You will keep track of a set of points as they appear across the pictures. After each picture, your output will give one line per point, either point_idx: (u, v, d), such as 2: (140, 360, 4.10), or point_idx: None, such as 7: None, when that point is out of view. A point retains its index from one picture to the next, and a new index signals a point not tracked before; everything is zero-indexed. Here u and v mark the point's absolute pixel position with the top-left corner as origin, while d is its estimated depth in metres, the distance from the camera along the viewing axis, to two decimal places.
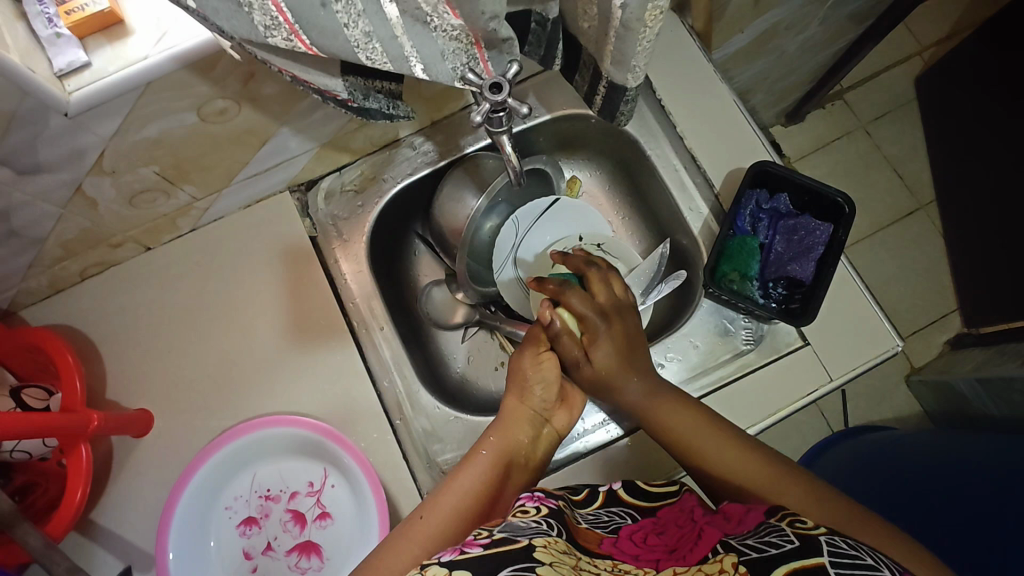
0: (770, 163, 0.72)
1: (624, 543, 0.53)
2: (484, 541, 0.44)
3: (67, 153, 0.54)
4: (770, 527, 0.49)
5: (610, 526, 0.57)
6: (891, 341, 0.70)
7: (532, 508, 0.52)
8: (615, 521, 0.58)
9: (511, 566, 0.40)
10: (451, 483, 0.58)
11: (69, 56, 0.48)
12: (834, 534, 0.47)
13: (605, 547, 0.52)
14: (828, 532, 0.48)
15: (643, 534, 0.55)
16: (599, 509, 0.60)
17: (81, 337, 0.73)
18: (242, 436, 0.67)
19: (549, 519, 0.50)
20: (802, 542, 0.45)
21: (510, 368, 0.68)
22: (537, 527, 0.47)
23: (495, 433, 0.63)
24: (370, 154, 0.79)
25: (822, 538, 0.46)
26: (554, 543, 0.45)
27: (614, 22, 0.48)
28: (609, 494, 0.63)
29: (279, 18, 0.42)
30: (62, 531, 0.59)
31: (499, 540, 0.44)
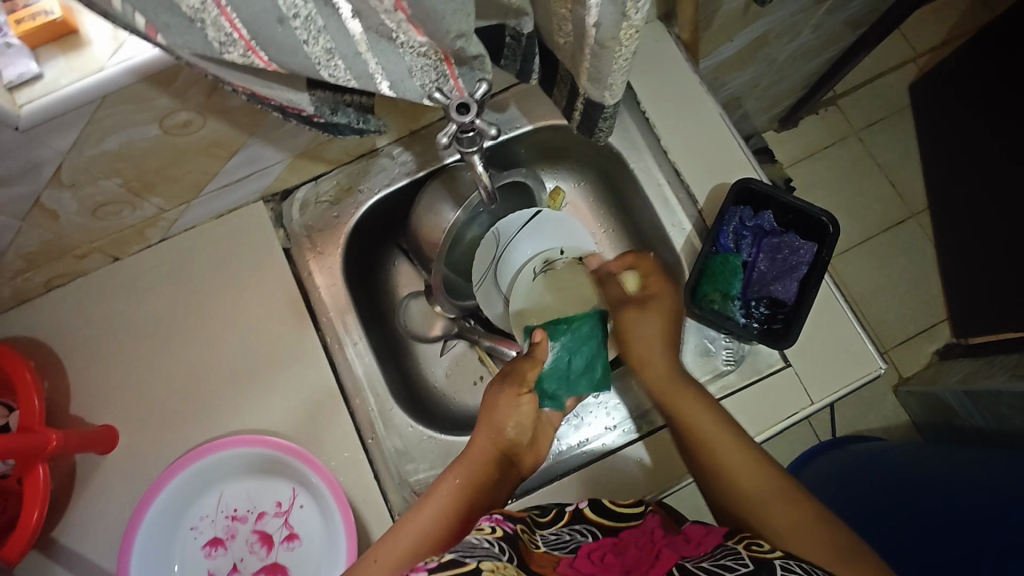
0: (754, 180, 0.70)
1: (582, 563, 0.51)
2: (433, 564, 0.41)
3: (21, 167, 0.52)
4: (727, 551, 0.49)
5: (570, 545, 0.54)
6: (874, 362, 0.68)
7: (487, 527, 0.50)
8: (575, 539, 0.55)
9: None
10: (414, 516, 0.58)
11: (20, 68, 0.46)
12: (791, 558, 0.48)
13: (562, 570, 0.49)
14: (783, 556, 0.48)
15: (604, 552, 0.53)
16: (562, 528, 0.58)
17: (46, 350, 0.71)
18: (209, 455, 0.66)
19: (501, 543, 0.48)
20: (755, 565, 0.46)
21: (486, 405, 0.68)
22: (487, 552, 0.45)
23: (458, 473, 0.62)
24: (346, 164, 0.77)
25: (776, 562, 0.47)
26: (502, 567, 0.43)
27: (588, 40, 0.46)
28: (574, 514, 0.60)
29: (234, 35, 0.40)
30: (19, 554, 0.57)
31: (448, 563, 0.41)
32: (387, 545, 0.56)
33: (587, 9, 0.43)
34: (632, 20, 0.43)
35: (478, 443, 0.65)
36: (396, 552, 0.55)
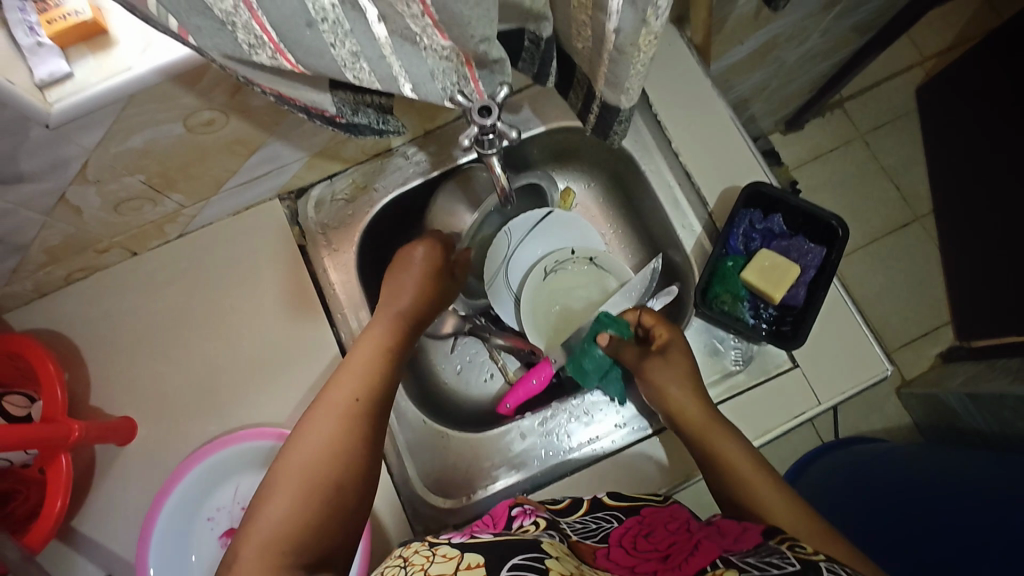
0: (766, 184, 0.71)
1: (617, 554, 0.52)
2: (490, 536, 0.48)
3: (49, 162, 0.53)
4: (771, 551, 0.47)
5: (599, 533, 0.56)
6: (881, 365, 0.69)
7: (529, 525, 0.53)
8: (602, 527, 0.57)
9: (515, 558, 0.42)
10: (324, 397, 0.57)
11: (51, 66, 0.47)
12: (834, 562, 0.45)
13: (601, 562, 0.50)
14: (828, 559, 0.45)
15: (633, 539, 0.54)
16: (584, 517, 0.59)
17: (65, 343, 0.72)
18: (227, 447, 0.67)
19: (549, 531, 0.51)
20: (802, 564, 0.43)
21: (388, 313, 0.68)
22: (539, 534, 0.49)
23: (365, 342, 0.64)
24: (361, 163, 0.78)
25: (822, 564, 0.44)
26: (556, 543, 0.47)
27: (607, 45, 0.48)
28: (593, 502, 0.62)
29: (264, 37, 0.41)
30: (41, 542, 0.59)
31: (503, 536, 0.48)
32: (292, 444, 0.53)
33: (608, 15, 0.44)
34: (652, 27, 0.44)
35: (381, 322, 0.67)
36: (304, 443, 0.52)
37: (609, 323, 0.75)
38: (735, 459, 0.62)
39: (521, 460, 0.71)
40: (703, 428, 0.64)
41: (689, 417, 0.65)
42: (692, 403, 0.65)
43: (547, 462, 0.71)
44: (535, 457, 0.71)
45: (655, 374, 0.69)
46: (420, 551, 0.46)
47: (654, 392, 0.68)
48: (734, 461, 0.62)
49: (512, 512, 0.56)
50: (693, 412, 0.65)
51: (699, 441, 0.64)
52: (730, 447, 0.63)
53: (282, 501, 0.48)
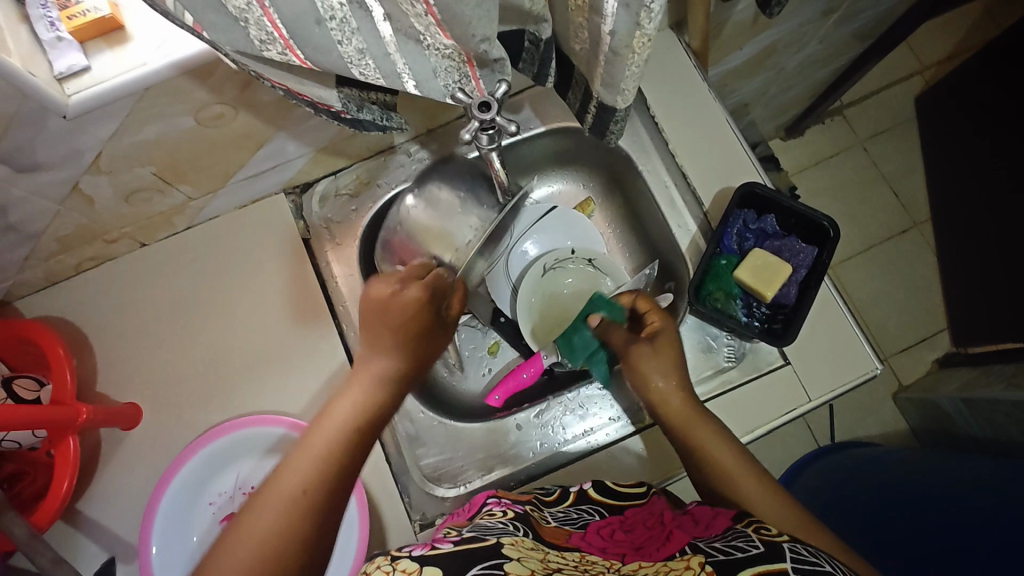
0: (758, 184, 0.73)
1: (592, 538, 0.54)
2: (454, 538, 0.48)
3: (65, 152, 0.55)
4: (737, 534, 0.49)
5: (579, 522, 0.58)
6: (870, 364, 0.71)
7: (499, 511, 0.55)
8: (584, 518, 0.59)
9: (478, 566, 0.43)
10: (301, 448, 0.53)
11: (69, 60, 0.50)
12: (798, 541, 0.48)
13: (573, 542, 0.53)
14: (790, 539, 0.48)
15: (613, 530, 0.55)
16: (569, 508, 0.61)
17: (74, 330, 0.74)
18: (229, 433, 0.69)
19: (515, 522, 0.53)
20: (766, 547, 0.46)
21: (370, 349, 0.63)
22: (505, 528, 0.50)
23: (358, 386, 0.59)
24: (366, 160, 0.80)
25: (785, 545, 0.47)
26: (520, 540, 0.48)
27: (603, 47, 0.49)
28: (580, 495, 0.63)
29: (275, 34, 0.43)
30: (47, 521, 0.60)
31: (467, 539, 0.48)
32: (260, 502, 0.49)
33: (603, 18, 0.46)
34: (646, 30, 0.45)
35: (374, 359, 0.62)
36: (272, 504, 0.48)
37: (603, 306, 0.74)
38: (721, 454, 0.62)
39: (517, 452, 0.73)
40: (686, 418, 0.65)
41: (673, 412, 0.66)
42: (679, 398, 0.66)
43: (543, 454, 0.72)
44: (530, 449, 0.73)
45: (645, 368, 0.68)
46: (381, 565, 0.46)
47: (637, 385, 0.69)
48: (707, 448, 0.63)
49: (489, 502, 0.59)
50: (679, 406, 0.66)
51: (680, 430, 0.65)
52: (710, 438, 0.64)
53: (243, 563, 0.45)
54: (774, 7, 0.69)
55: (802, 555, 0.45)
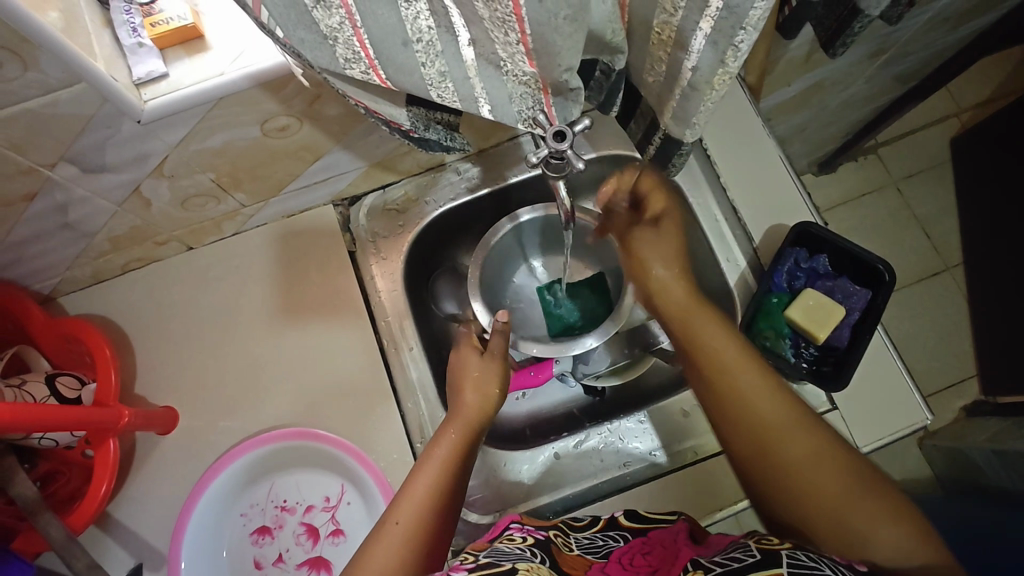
0: (814, 224, 0.71)
1: (612, 568, 0.50)
2: (470, 566, 0.44)
3: (133, 156, 0.55)
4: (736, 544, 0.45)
5: (601, 552, 0.54)
6: (921, 414, 0.69)
7: (519, 536, 0.52)
8: (607, 546, 0.55)
9: None
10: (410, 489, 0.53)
11: (148, 66, 0.50)
12: (802, 549, 0.42)
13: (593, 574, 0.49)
14: (792, 546, 0.43)
15: (631, 555, 0.52)
16: (595, 534, 0.58)
17: (117, 330, 0.74)
18: (264, 444, 0.69)
19: (533, 548, 0.50)
20: (762, 556, 0.41)
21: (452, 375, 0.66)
22: (520, 554, 0.47)
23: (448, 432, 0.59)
24: (415, 175, 0.80)
25: (783, 552, 0.41)
26: (536, 568, 0.45)
27: (680, 82, 0.49)
28: (609, 521, 0.60)
29: (361, 53, 0.43)
30: (82, 524, 0.60)
31: (483, 565, 0.44)
32: (379, 538, 0.49)
33: (687, 53, 0.46)
34: (729, 67, 0.45)
35: (465, 399, 0.63)
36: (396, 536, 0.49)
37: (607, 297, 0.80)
38: (760, 397, 0.52)
39: (554, 481, 0.72)
40: (716, 353, 0.55)
41: (715, 356, 0.55)
42: (737, 353, 0.55)
43: (579, 486, 0.71)
44: (568, 479, 0.72)
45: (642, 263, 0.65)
46: None
47: (677, 327, 0.61)
48: (741, 394, 0.52)
49: (510, 527, 0.55)
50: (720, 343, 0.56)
51: (716, 372, 0.55)
52: (724, 354, 0.55)
53: None
54: (838, 49, 0.68)
55: (799, 561, 0.40)
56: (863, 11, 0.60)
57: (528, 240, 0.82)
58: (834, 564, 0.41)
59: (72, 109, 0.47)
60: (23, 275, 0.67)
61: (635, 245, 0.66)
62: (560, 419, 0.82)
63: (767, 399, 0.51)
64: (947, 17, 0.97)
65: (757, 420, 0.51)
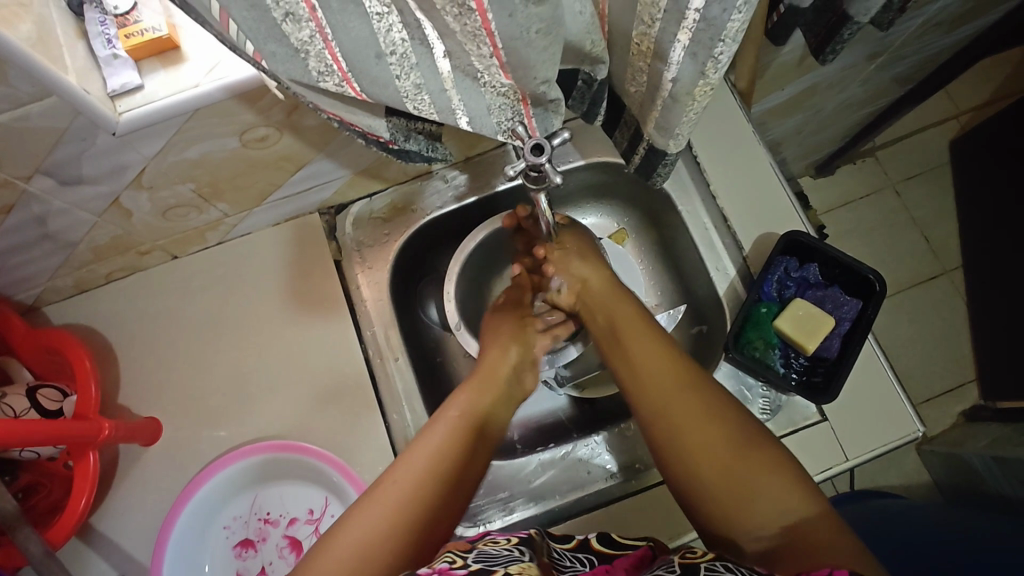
0: (803, 233, 0.70)
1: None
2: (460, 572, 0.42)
3: (109, 168, 0.55)
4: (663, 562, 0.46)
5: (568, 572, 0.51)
6: (912, 425, 0.68)
7: (503, 540, 0.51)
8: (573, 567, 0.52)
9: None
10: (402, 461, 0.55)
11: (123, 77, 0.49)
12: (720, 560, 0.44)
13: None
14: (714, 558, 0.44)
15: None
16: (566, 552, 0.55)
17: (101, 340, 0.73)
18: (246, 457, 0.68)
19: (520, 549, 0.49)
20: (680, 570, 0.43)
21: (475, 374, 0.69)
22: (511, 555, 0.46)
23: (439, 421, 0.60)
24: (402, 183, 0.79)
25: (704, 564, 0.43)
26: (527, 568, 0.44)
27: (662, 92, 0.48)
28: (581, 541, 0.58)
29: (334, 66, 0.42)
30: (62, 539, 0.60)
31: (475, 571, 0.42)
32: (369, 502, 0.52)
33: (667, 65, 0.45)
34: (710, 78, 0.45)
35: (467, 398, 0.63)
36: (390, 497, 0.52)
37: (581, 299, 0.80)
38: (650, 360, 0.62)
39: (540, 493, 0.71)
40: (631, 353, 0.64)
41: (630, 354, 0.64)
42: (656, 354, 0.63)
43: (564, 498, 0.71)
44: (554, 491, 0.71)
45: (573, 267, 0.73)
46: None
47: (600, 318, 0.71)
48: (637, 360, 0.63)
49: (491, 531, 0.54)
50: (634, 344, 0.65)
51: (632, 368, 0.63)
52: (636, 339, 0.65)
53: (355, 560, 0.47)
54: (828, 56, 0.67)
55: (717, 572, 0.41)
56: (851, 18, 0.60)
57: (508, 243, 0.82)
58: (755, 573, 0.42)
59: (44, 122, 0.47)
60: (4, 286, 0.66)
61: (556, 263, 0.74)
62: (548, 428, 0.81)
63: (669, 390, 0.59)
64: (942, 20, 0.96)
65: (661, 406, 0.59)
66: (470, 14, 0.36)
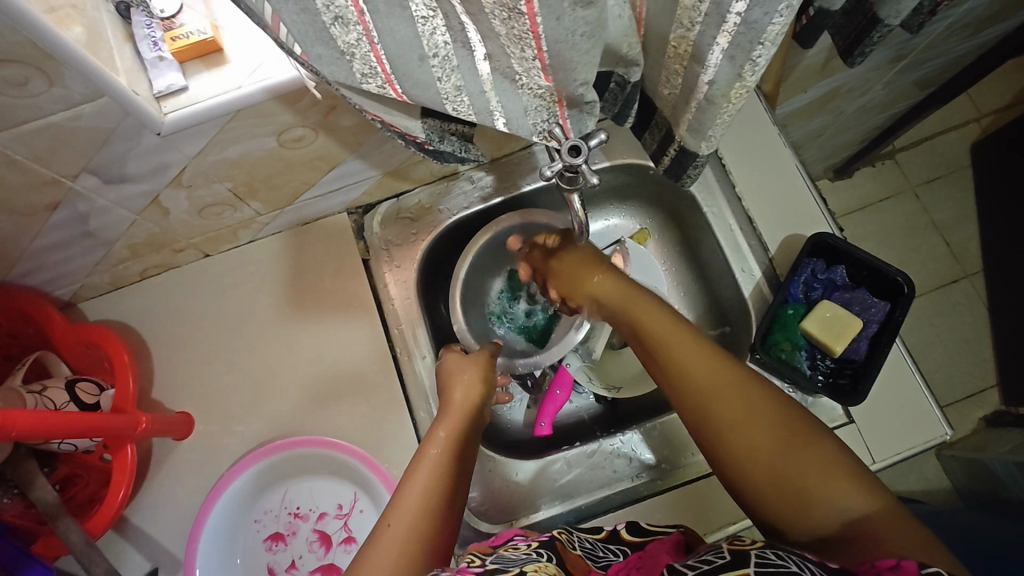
0: (829, 235, 0.70)
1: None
2: (477, 570, 0.46)
3: (152, 167, 0.56)
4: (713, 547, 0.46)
5: (601, 561, 0.53)
6: (940, 428, 0.68)
7: (523, 544, 0.53)
8: (608, 556, 0.54)
9: None
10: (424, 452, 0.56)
11: (169, 79, 0.50)
12: (771, 548, 0.43)
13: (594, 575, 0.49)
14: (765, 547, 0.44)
15: (627, 568, 0.50)
16: (597, 543, 0.57)
17: (137, 336, 0.75)
18: (276, 452, 0.69)
19: (540, 551, 0.51)
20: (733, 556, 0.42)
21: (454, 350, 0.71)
22: (527, 556, 0.49)
23: (445, 423, 0.60)
24: (429, 184, 0.80)
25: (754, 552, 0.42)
26: (543, 567, 0.47)
27: (697, 95, 0.49)
28: (611, 533, 0.60)
29: (378, 68, 0.43)
30: (100, 529, 0.61)
31: (491, 570, 0.46)
32: (399, 500, 0.51)
33: (704, 68, 0.46)
34: (746, 82, 0.45)
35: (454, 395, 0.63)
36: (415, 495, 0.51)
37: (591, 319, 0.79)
38: (679, 350, 0.56)
39: (566, 491, 0.72)
40: (673, 363, 0.56)
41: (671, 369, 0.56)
42: (696, 354, 0.55)
43: (591, 496, 0.71)
44: (580, 488, 0.72)
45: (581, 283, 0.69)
46: None
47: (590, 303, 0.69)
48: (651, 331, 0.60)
49: (514, 536, 0.56)
50: (679, 352, 0.56)
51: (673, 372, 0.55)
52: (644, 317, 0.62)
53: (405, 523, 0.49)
54: (856, 58, 0.67)
55: (767, 559, 0.41)
56: (881, 21, 0.60)
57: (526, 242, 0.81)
58: (805, 562, 0.41)
59: (95, 122, 0.48)
60: (45, 282, 0.68)
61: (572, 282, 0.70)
62: (570, 427, 0.82)
63: (714, 399, 0.52)
64: (968, 21, 0.95)
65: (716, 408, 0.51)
66: (519, 17, 0.37)
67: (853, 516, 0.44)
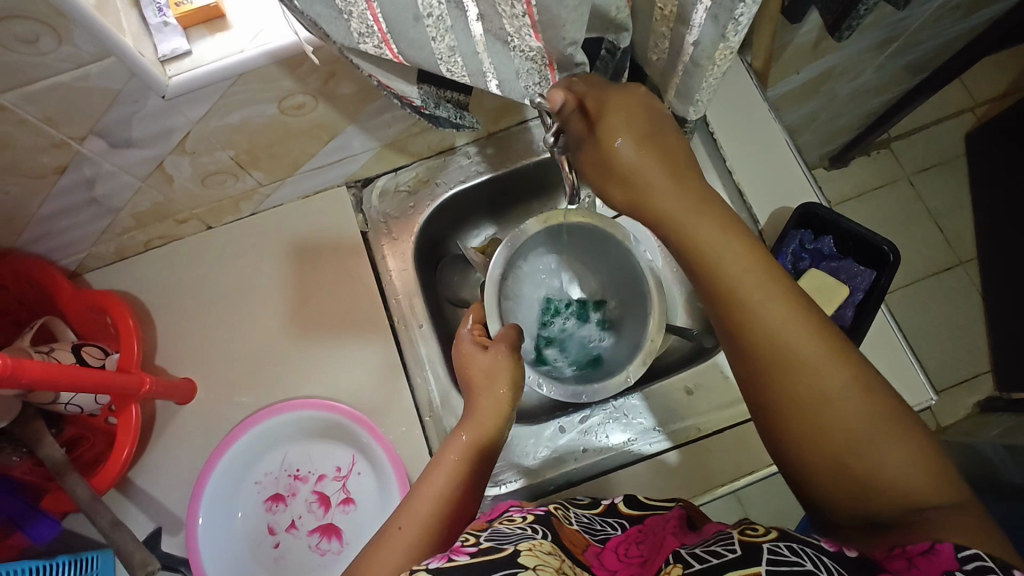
0: (817, 205, 0.72)
1: (609, 557, 0.50)
2: (472, 549, 0.42)
3: (157, 131, 0.58)
4: (722, 536, 0.43)
5: (599, 535, 0.54)
6: (924, 394, 0.71)
7: (518, 517, 0.51)
8: (606, 530, 0.55)
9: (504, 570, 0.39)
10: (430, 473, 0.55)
11: (173, 43, 0.52)
12: (785, 539, 0.39)
13: (589, 556, 0.49)
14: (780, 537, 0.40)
15: (627, 543, 0.52)
16: (595, 517, 0.59)
17: (140, 305, 0.77)
18: (276, 415, 0.71)
19: (534, 526, 0.49)
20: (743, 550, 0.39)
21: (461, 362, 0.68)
22: (522, 533, 0.47)
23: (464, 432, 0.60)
24: (426, 158, 0.82)
25: (765, 546, 0.39)
26: (538, 545, 0.44)
27: (683, 58, 0.51)
28: (609, 507, 0.61)
29: (375, 27, 0.45)
30: (106, 485, 0.63)
31: (486, 549, 0.42)
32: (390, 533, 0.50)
33: (689, 29, 0.47)
34: (730, 42, 0.46)
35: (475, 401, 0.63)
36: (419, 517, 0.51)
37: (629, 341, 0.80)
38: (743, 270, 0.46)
39: (560, 455, 0.74)
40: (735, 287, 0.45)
41: (734, 287, 0.45)
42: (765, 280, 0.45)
43: (585, 459, 0.74)
44: (575, 453, 0.74)
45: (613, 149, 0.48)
46: None
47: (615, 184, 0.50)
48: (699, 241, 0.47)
49: (510, 509, 0.54)
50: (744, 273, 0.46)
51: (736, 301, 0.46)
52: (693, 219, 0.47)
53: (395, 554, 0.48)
54: (843, 33, 0.68)
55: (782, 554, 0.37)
56: None
57: (570, 238, 0.80)
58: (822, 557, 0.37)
59: (102, 82, 0.50)
60: (52, 250, 0.70)
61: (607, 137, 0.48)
62: None
63: (788, 337, 0.44)
64: (959, 4, 0.97)
65: (787, 356, 0.44)
66: None
67: (914, 489, 0.40)
